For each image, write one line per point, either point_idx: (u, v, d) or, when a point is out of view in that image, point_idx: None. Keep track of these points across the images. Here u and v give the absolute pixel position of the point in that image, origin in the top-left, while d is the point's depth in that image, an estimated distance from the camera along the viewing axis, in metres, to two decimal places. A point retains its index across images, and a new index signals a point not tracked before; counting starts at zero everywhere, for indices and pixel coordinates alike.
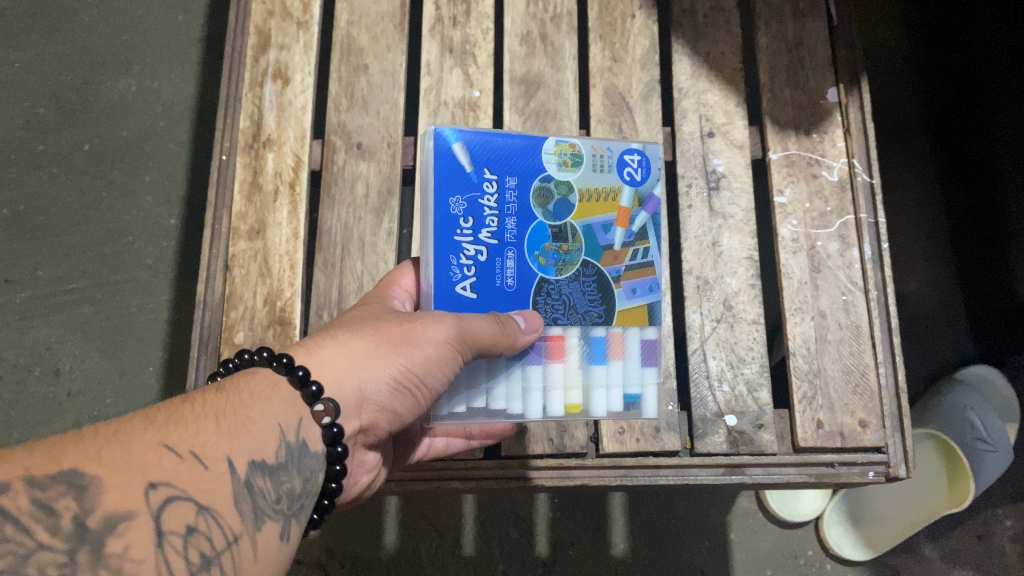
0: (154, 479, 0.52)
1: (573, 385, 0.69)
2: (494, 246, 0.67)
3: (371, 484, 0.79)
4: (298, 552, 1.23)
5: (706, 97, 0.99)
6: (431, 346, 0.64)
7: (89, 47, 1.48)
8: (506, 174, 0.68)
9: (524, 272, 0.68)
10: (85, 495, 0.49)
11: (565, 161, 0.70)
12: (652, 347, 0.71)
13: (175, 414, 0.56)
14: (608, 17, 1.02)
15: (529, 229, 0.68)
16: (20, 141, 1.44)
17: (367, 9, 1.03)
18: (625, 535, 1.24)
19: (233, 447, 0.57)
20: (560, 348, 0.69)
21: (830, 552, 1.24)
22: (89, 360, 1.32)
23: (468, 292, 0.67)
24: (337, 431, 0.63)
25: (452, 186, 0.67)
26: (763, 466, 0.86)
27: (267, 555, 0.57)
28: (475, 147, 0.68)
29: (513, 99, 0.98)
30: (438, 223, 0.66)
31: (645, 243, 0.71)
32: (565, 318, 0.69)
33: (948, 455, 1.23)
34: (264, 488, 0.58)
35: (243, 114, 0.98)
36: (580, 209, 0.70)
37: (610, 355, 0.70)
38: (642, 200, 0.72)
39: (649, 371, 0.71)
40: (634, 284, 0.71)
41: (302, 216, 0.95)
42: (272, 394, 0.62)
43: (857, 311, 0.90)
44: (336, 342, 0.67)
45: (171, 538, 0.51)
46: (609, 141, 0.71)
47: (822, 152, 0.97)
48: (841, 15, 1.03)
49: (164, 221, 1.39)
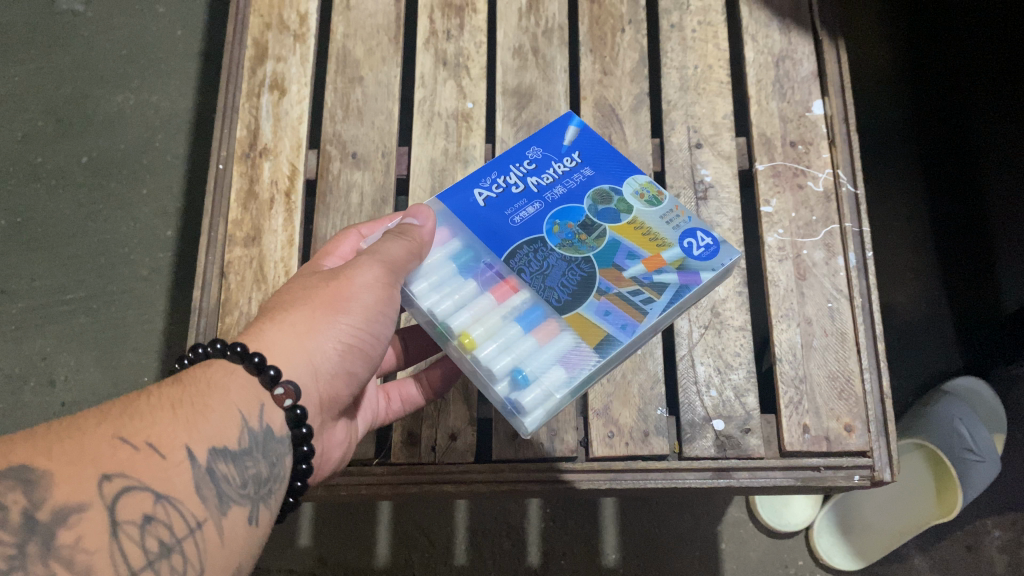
0: (108, 471, 0.52)
1: (489, 324, 0.68)
2: (530, 192, 0.76)
3: (343, 460, 0.79)
4: (292, 561, 1.24)
5: (695, 110, 1.01)
6: (367, 294, 0.67)
7: (88, 60, 1.50)
8: (585, 167, 0.78)
9: (533, 222, 0.74)
10: (34, 488, 0.50)
11: (643, 195, 0.76)
12: (575, 360, 0.66)
13: (130, 407, 0.57)
14: (598, 31, 1.05)
15: (570, 204, 0.75)
16: (19, 153, 1.45)
17: (363, 23, 1.05)
18: (617, 545, 1.25)
19: (190, 435, 0.57)
20: (504, 294, 0.70)
21: (820, 562, 1.25)
22: (84, 370, 1.33)
23: (481, 198, 0.76)
24: (300, 413, 0.63)
25: (541, 142, 0.80)
26: (751, 470, 0.87)
27: (235, 539, 0.58)
28: (581, 141, 0.81)
29: (505, 111, 1.01)
30: (509, 153, 0.79)
31: (654, 293, 0.68)
32: (529, 277, 0.70)
33: (936, 464, 1.25)
34: (227, 474, 0.58)
35: (240, 124, 1.00)
36: (623, 225, 0.73)
37: (535, 329, 0.68)
38: (678, 262, 0.71)
39: (559, 374, 0.65)
40: (611, 308, 0.68)
41: (297, 224, 0.96)
42: (228, 381, 0.62)
43: (843, 318, 0.92)
44: (274, 324, 0.66)
45: (126, 527, 0.51)
46: (695, 215, 0.74)
47: (807, 162, 0.99)
48: (827, 29, 1.05)
49: (161, 232, 1.40)
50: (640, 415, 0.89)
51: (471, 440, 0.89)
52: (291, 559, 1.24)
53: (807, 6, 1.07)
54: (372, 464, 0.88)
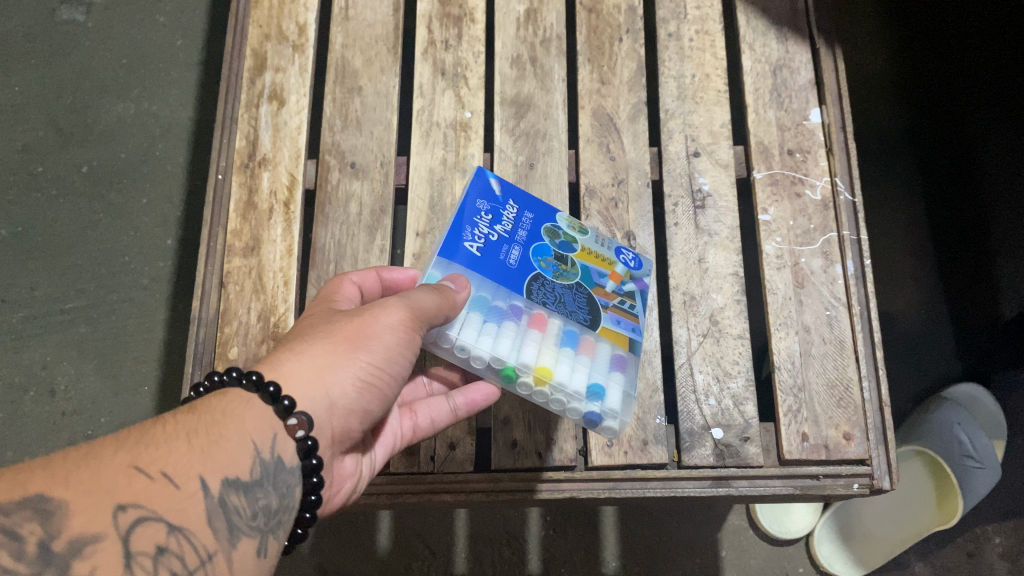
0: (123, 501, 0.52)
1: (549, 354, 0.75)
2: (506, 237, 0.79)
3: (359, 487, 0.80)
4: (292, 569, 1.24)
5: (692, 118, 1.01)
6: (388, 334, 0.67)
7: (88, 70, 1.51)
8: (524, 209, 0.82)
9: (525, 262, 0.78)
10: (51, 519, 0.50)
11: (575, 226, 0.84)
12: (625, 364, 0.78)
13: (146, 436, 0.57)
14: (596, 40, 1.05)
15: (537, 242, 0.80)
16: (19, 162, 1.46)
17: (362, 33, 1.06)
18: (617, 553, 1.25)
19: (205, 465, 0.57)
20: (540, 324, 0.76)
21: (821, 569, 1.25)
22: (85, 380, 1.33)
23: (473, 249, 0.76)
24: (311, 444, 0.63)
25: (480, 193, 0.81)
26: (750, 478, 0.87)
27: (243, 570, 0.58)
28: (505, 185, 0.83)
29: (504, 120, 1.01)
30: (462, 208, 0.79)
31: (631, 300, 0.82)
32: (554, 306, 0.78)
33: (938, 477, 1.25)
34: (238, 505, 0.59)
35: (239, 134, 1.00)
36: (581, 253, 0.82)
37: (579, 346, 0.77)
38: (630, 275, 0.83)
39: (619, 378, 0.77)
40: (619, 317, 0.80)
41: (296, 234, 0.96)
42: (243, 411, 0.62)
43: (841, 327, 0.92)
44: (293, 355, 0.66)
45: (140, 559, 0.52)
46: (611, 236, 0.85)
47: (805, 171, 0.99)
48: (824, 37, 1.06)
49: (161, 242, 1.40)
50: (639, 424, 0.89)
51: (470, 449, 0.89)
52: (290, 567, 1.24)
53: (805, 15, 1.07)
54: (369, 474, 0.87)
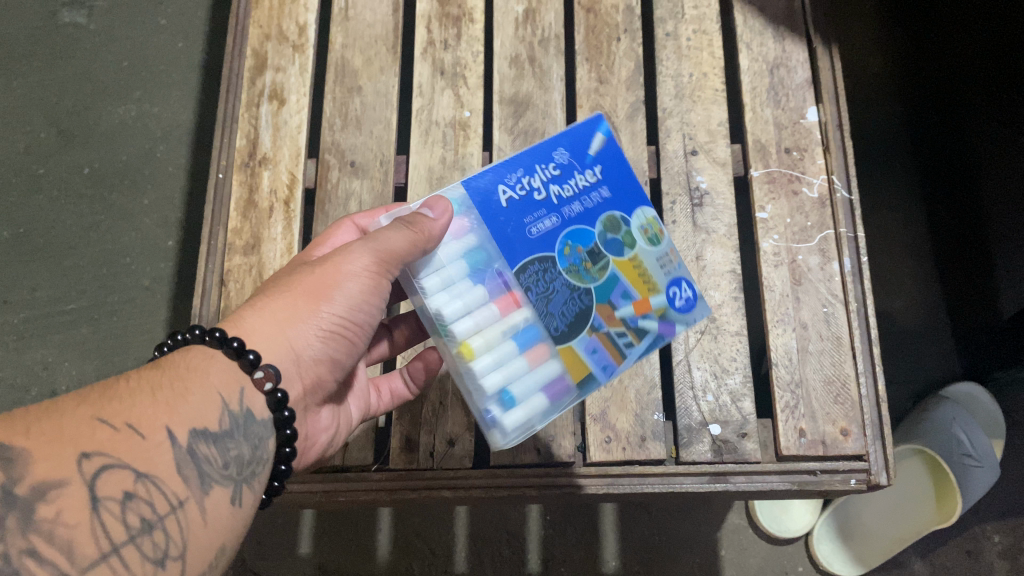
0: (87, 449, 0.53)
1: (489, 337, 0.72)
2: (550, 203, 0.75)
3: (333, 443, 0.80)
4: (293, 569, 1.24)
5: (690, 117, 1.02)
6: (353, 281, 0.68)
7: (91, 72, 1.52)
8: (603, 185, 0.77)
9: (548, 238, 0.74)
10: (13, 467, 0.51)
11: (647, 232, 0.78)
12: (559, 392, 0.73)
13: (109, 391, 0.58)
14: (594, 40, 1.06)
15: (583, 227, 0.75)
16: (21, 164, 1.47)
17: (361, 33, 1.06)
18: (616, 552, 1.25)
19: (170, 417, 0.58)
20: (508, 306, 0.73)
21: (820, 568, 1.25)
22: (86, 381, 1.33)
23: (505, 196, 0.74)
24: (281, 396, 0.64)
25: (573, 148, 0.78)
26: (747, 474, 0.87)
27: (217, 518, 0.59)
28: (608, 149, 0.79)
29: (503, 119, 1.02)
30: (537, 151, 0.77)
31: (636, 340, 0.76)
32: (535, 297, 0.73)
33: (937, 473, 1.25)
34: (208, 455, 0.59)
35: (240, 133, 1.01)
36: (624, 260, 0.77)
37: (527, 350, 0.73)
38: (665, 313, 0.77)
39: (539, 402, 0.73)
40: (598, 347, 0.74)
41: (296, 232, 0.97)
42: (207, 365, 0.63)
43: (838, 323, 0.92)
44: (255, 310, 0.67)
45: (108, 503, 0.52)
46: (683, 262, 0.79)
47: (802, 169, 0.99)
48: (821, 36, 1.06)
49: (162, 243, 1.41)
50: (638, 420, 0.90)
51: (469, 445, 0.89)
52: (291, 567, 1.24)
53: (802, 15, 1.08)
54: (370, 468, 0.89)
